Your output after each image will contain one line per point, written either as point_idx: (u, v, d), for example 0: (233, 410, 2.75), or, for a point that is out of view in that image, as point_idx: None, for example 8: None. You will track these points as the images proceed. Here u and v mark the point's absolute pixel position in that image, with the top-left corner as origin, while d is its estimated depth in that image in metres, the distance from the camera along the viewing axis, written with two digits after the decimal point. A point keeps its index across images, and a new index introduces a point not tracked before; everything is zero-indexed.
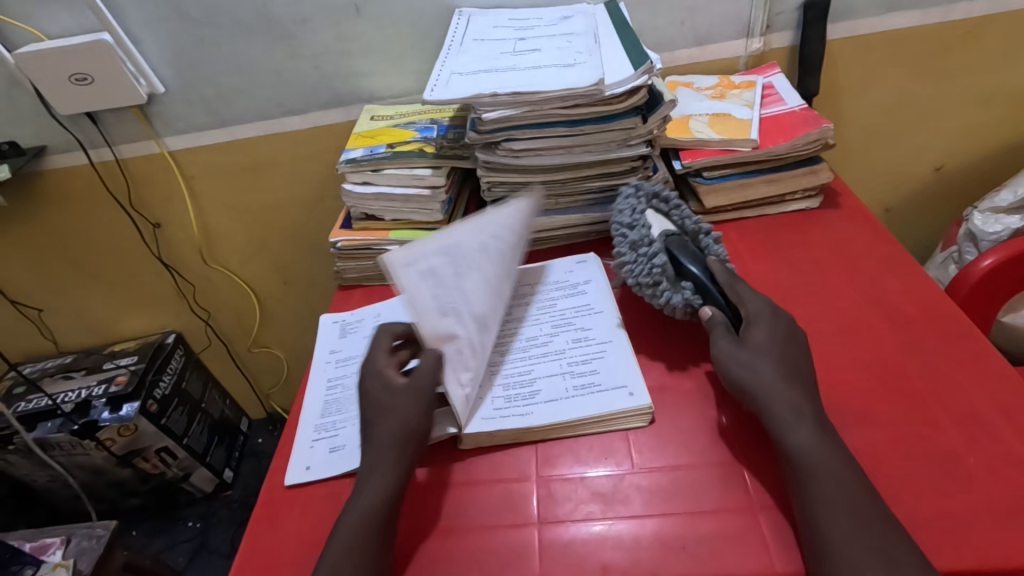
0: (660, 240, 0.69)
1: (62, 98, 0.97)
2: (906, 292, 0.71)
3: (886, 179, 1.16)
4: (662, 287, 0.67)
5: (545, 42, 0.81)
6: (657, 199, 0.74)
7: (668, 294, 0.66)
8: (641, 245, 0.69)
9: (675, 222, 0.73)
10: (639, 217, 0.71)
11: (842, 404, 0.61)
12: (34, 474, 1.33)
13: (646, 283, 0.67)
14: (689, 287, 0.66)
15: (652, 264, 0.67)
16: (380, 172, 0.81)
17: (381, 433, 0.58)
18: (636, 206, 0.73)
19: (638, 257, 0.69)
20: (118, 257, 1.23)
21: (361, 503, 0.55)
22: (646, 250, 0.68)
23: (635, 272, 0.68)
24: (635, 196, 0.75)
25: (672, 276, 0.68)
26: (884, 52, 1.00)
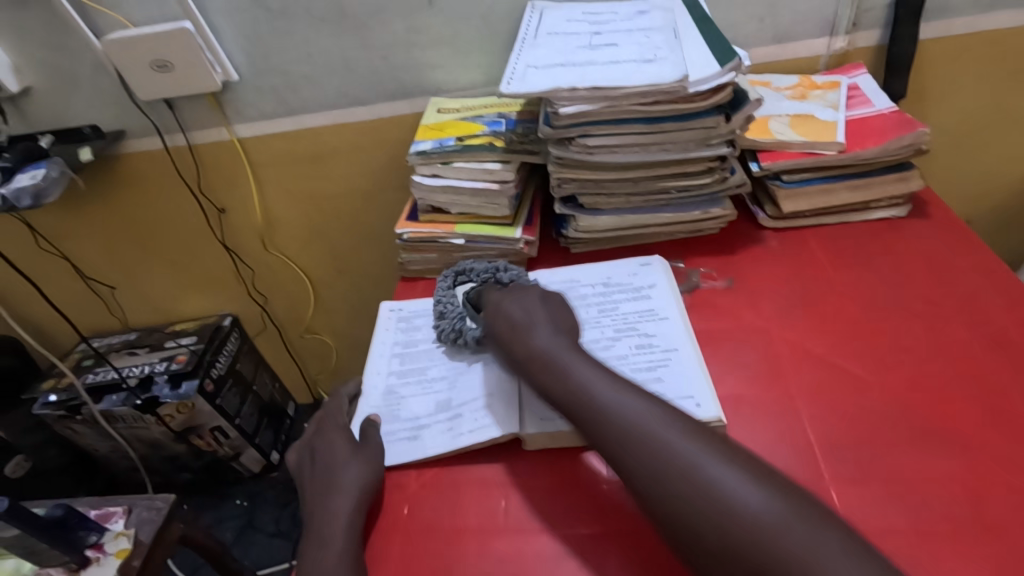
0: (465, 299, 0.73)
1: (142, 84, 1.00)
2: (1008, 309, 0.66)
3: (969, 190, 1.10)
4: (466, 327, 0.70)
5: (623, 37, 0.79)
6: (462, 272, 0.77)
7: (466, 329, 0.70)
8: (447, 311, 0.73)
9: (477, 277, 0.76)
10: (447, 292, 0.75)
11: (936, 426, 0.57)
12: (97, 444, 1.39)
13: (450, 334, 0.71)
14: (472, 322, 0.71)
15: (452, 314, 0.72)
16: (450, 165, 0.81)
17: (346, 476, 0.59)
18: (448, 283, 0.76)
19: (447, 319, 0.72)
20: (184, 240, 1.27)
21: (328, 540, 0.54)
22: (453, 311, 0.72)
23: (444, 333, 0.71)
24: (446, 278, 0.77)
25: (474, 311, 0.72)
26: (979, 54, 0.94)
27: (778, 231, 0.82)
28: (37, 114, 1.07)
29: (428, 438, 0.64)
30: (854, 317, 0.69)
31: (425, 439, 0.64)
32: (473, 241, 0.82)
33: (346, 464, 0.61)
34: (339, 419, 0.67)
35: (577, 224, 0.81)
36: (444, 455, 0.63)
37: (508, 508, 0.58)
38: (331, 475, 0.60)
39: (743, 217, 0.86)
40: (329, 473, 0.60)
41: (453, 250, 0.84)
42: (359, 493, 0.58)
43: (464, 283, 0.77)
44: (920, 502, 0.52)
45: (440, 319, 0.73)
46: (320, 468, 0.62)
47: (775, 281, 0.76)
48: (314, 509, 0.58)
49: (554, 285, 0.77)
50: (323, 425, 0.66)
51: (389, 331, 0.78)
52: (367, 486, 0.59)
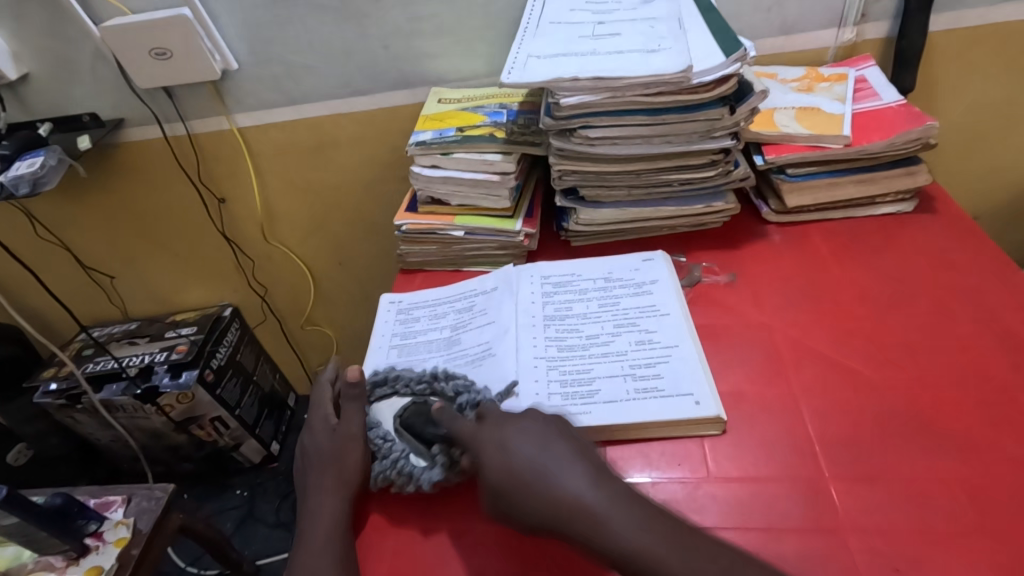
0: (396, 428, 0.62)
1: (141, 72, 0.99)
2: (1015, 307, 0.65)
3: (978, 184, 1.08)
4: (410, 468, 0.58)
5: (626, 26, 0.78)
6: (383, 380, 0.66)
7: (423, 475, 0.58)
8: (382, 447, 0.60)
9: (405, 391, 0.65)
10: (375, 428, 0.61)
11: (940, 425, 0.56)
12: (98, 433, 1.39)
13: (398, 479, 0.58)
14: (438, 454, 0.58)
15: (391, 454, 0.59)
16: (450, 155, 0.80)
17: (344, 462, 0.59)
18: (373, 406, 0.64)
19: (381, 458, 0.59)
20: (184, 229, 1.27)
21: (316, 526, 0.56)
22: (386, 448, 0.60)
23: (384, 477, 0.58)
24: (373, 389, 0.66)
25: (421, 445, 0.60)
26: (990, 46, 0.92)
27: (783, 225, 0.81)
28: (36, 103, 1.06)
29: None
30: (858, 313, 0.68)
31: None
32: (473, 233, 0.81)
33: (328, 445, 0.61)
34: (326, 407, 0.65)
35: (578, 217, 0.80)
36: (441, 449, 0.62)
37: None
38: (328, 461, 0.60)
39: (747, 211, 0.85)
40: (328, 457, 0.61)
41: (452, 242, 0.83)
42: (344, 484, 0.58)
43: (382, 397, 0.65)
44: (925, 502, 0.51)
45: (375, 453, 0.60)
46: (308, 452, 0.62)
47: (779, 276, 0.74)
48: (308, 490, 0.59)
49: (555, 278, 0.77)
50: (313, 415, 0.65)
51: (388, 323, 0.77)
52: (342, 469, 0.59)
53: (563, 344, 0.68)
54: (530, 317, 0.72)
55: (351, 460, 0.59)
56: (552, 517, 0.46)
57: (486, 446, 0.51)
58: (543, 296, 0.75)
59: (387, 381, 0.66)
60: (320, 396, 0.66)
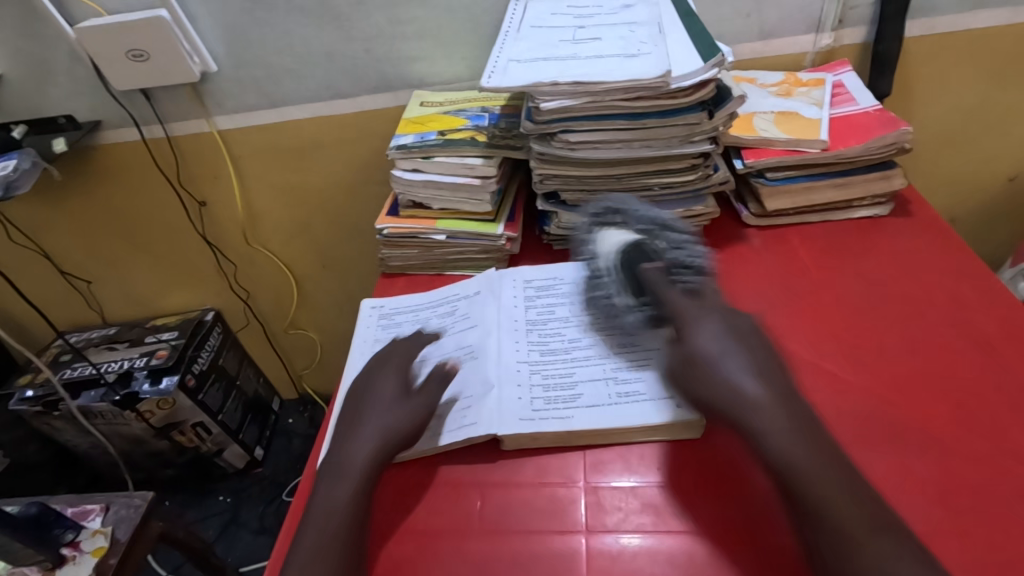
0: (613, 262, 0.67)
1: (118, 74, 0.98)
2: (987, 310, 0.66)
3: (954, 187, 1.09)
4: (616, 303, 0.65)
5: (607, 31, 0.78)
6: (614, 212, 0.72)
7: (627, 315, 0.64)
8: (601, 278, 0.68)
9: (635, 229, 0.70)
10: (592, 248, 0.70)
11: (912, 428, 0.57)
12: (77, 440, 1.37)
13: (609, 312, 0.67)
14: (643, 308, 0.63)
15: (602, 286, 0.66)
16: (430, 159, 0.80)
17: (354, 457, 0.55)
18: (589, 235, 0.72)
19: (603, 286, 0.68)
20: (164, 232, 1.25)
21: (327, 526, 0.51)
22: (602, 279, 0.68)
23: (600, 307, 0.68)
24: (586, 224, 0.73)
25: (635, 291, 0.65)
26: (964, 51, 0.94)
27: (762, 229, 0.82)
28: (12, 104, 1.04)
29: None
30: (834, 316, 0.69)
31: None
32: (454, 237, 0.81)
33: (371, 414, 0.59)
34: (401, 360, 0.64)
35: (559, 220, 0.80)
36: (424, 452, 0.61)
37: (478, 508, 0.57)
38: (344, 455, 0.56)
39: (727, 214, 0.86)
40: (344, 450, 0.56)
41: (434, 246, 0.83)
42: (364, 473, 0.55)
43: (614, 228, 0.71)
44: (898, 505, 0.52)
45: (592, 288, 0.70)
46: (368, 404, 0.60)
47: (757, 279, 0.75)
48: (320, 487, 0.54)
49: (538, 282, 0.77)
50: (352, 400, 0.61)
51: (369, 328, 0.77)
52: (384, 439, 0.57)
53: (545, 348, 0.68)
54: (512, 321, 0.72)
55: (402, 428, 0.58)
56: (723, 399, 0.51)
57: (693, 322, 0.55)
58: (525, 299, 0.74)
59: (617, 215, 0.72)
60: (398, 350, 0.66)
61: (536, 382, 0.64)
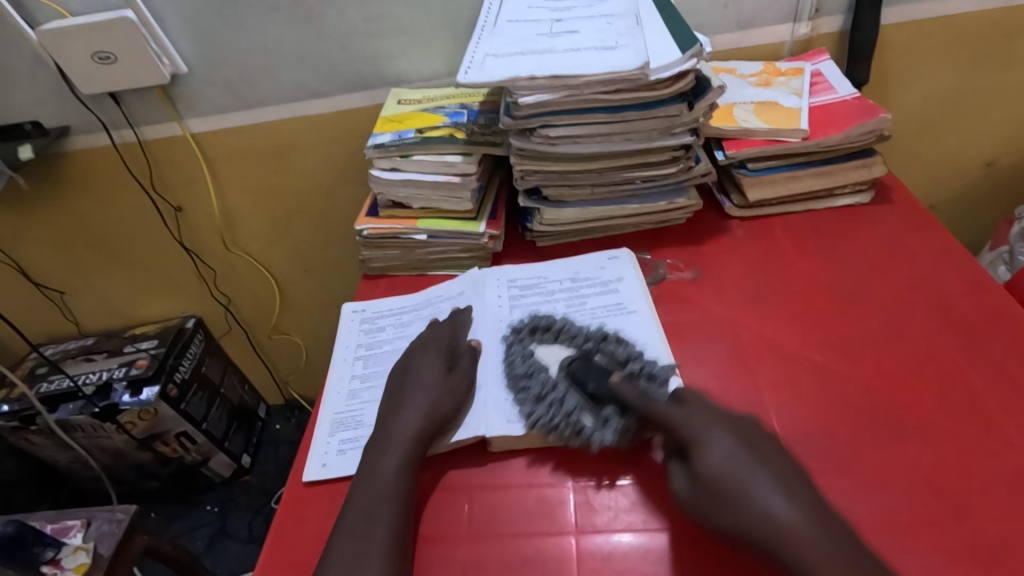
0: (562, 376, 0.61)
1: (85, 77, 0.95)
2: (971, 296, 0.67)
3: (934, 174, 1.10)
4: (583, 424, 0.57)
5: (584, 23, 0.77)
6: (537, 329, 0.66)
7: (597, 435, 0.56)
8: (545, 393, 0.59)
9: (568, 345, 0.65)
10: (532, 362, 0.63)
11: (899, 416, 0.57)
12: (56, 455, 1.34)
13: (567, 433, 0.57)
14: (611, 413, 0.56)
15: (557, 404, 0.58)
16: (409, 158, 0.78)
17: (383, 461, 0.55)
18: (524, 351, 0.64)
19: (549, 405, 0.58)
20: (140, 240, 1.22)
21: (369, 529, 0.50)
22: (551, 397, 0.58)
23: (554, 429, 0.57)
24: (516, 338, 0.66)
25: (590, 405, 0.58)
26: (941, 38, 0.94)
27: (745, 220, 0.82)
28: None
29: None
30: (819, 305, 0.69)
31: None
32: (435, 236, 0.80)
33: (408, 405, 0.59)
34: (442, 340, 0.66)
35: (542, 217, 0.79)
36: (437, 453, 0.60)
37: (468, 512, 0.56)
38: (376, 459, 0.55)
39: (710, 206, 0.85)
40: (376, 455, 0.56)
41: (416, 246, 0.81)
42: (396, 477, 0.54)
43: (541, 343, 0.65)
44: (885, 491, 0.52)
45: (534, 405, 0.59)
46: (411, 381, 0.62)
47: (742, 271, 0.75)
48: (355, 494, 0.53)
49: (522, 280, 0.75)
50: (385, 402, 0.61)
51: (351, 333, 0.76)
52: (425, 421, 0.58)
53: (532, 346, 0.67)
54: (497, 319, 0.71)
55: (439, 408, 0.59)
56: (670, 416, 0.52)
57: (702, 438, 0.49)
58: (510, 298, 0.73)
59: (549, 329, 0.66)
60: (442, 334, 0.67)
61: (525, 381, 0.63)
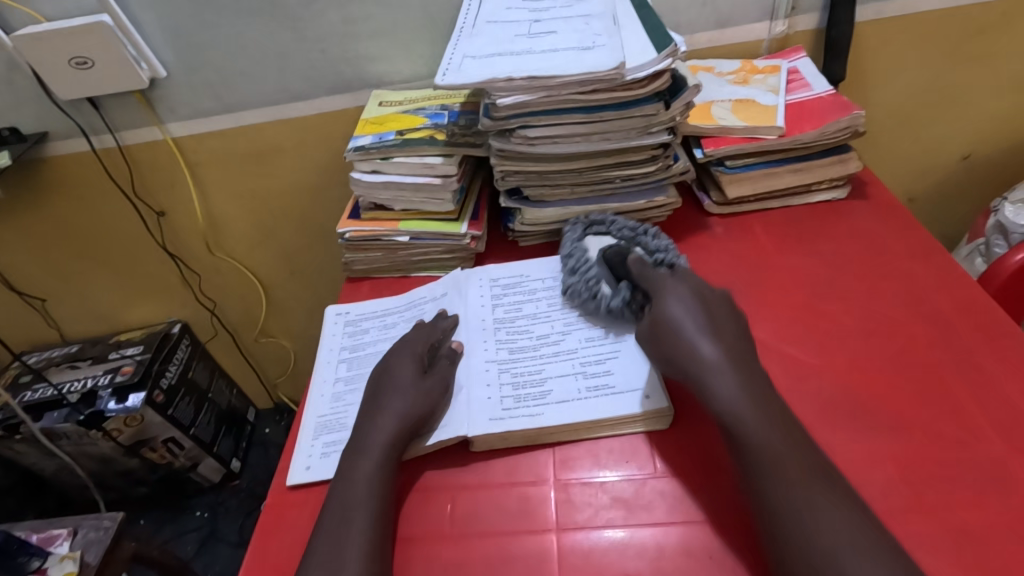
0: (598, 258, 0.71)
1: (63, 83, 0.94)
2: (943, 289, 0.68)
3: (911, 168, 1.12)
4: (599, 292, 0.67)
5: (562, 24, 0.77)
6: (595, 224, 0.76)
7: (607, 299, 0.66)
8: (579, 267, 0.70)
9: (614, 237, 0.75)
10: (577, 245, 0.73)
11: (873, 408, 0.58)
12: (42, 464, 1.33)
13: (585, 295, 0.68)
14: (626, 285, 0.66)
15: (587, 274, 0.69)
16: (390, 160, 0.78)
17: (359, 466, 0.55)
18: (574, 236, 0.75)
19: (579, 275, 0.69)
20: (122, 245, 1.21)
21: (345, 537, 0.50)
22: (584, 270, 0.69)
23: (576, 291, 0.69)
24: (573, 228, 0.76)
25: (612, 279, 0.68)
26: (915, 34, 0.96)
27: (724, 217, 0.83)
28: None
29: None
30: (796, 300, 0.70)
31: None
32: (418, 238, 0.80)
33: (383, 409, 0.59)
34: (417, 343, 0.66)
35: (523, 217, 0.79)
36: (413, 456, 0.60)
37: (447, 512, 0.56)
38: (351, 466, 0.55)
39: (690, 203, 0.86)
40: (349, 462, 0.56)
41: (398, 248, 0.81)
42: (373, 481, 0.54)
43: (595, 234, 0.75)
44: (860, 484, 0.53)
45: (570, 276, 0.70)
46: (386, 385, 0.61)
47: (721, 267, 0.76)
48: (330, 503, 0.53)
49: (504, 280, 0.76)
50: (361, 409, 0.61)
51: (335, 336, 0.76)
52: (403, 424, 0.58)
53: (515, 346, 0.67)
54: (480, 320, 0.71)
55: (415, 412, 0.59)
56: (687, 365, 0.54)
57: (665, 290, 0.59)
58: (492, 299, 0.73)
59: (602, 225, 0.75)
60: (419, 337, 0.67)
61: (504, 380, 0.64)
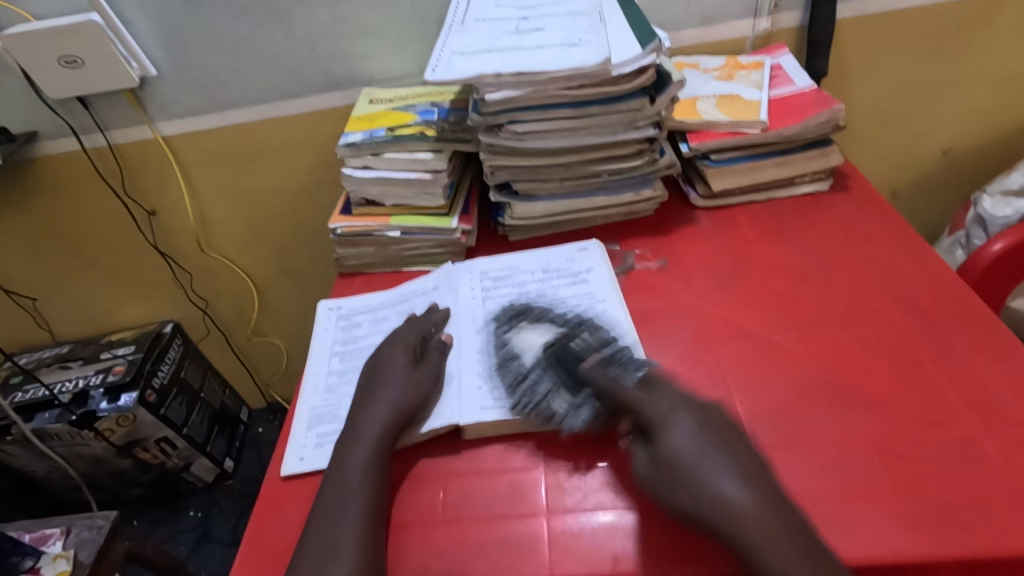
0: (539, 362, 0.62)
1: (52, 82, 0.95)
2: (922, 277, 0.70)
3: (893, 162, 1.14)
4: (554, 409, 0.58)
5: (549, 21, 0.79)
6: (521, 315, 0.69)
7: (571, 418, 0.58)
8: (521, 380, 0.61)
9: (556, 328, 0.66)
10: (510, 348, 0.65)
11: (854, 392, 0.60)
12: (33, 465, 1.32)
13: (542, 417, 0.59)
14: (585, 403, 0.58)
15: (536, 393, 0.59)
16: (380, 156, 0.79)
17: (351, 455, 0.56)
18: (502, 338, 0.67)
19: (524, 390, 0.60)
20: (113, 245, 1.21)
21: (340, 523, 0.51)
22: (529, 383, 0.60)
23: (523, 405, 0.59)
24: (499, 326, 0.69)
25: (567, 391, 0.59)
26: (895, 31, 0.98)
27: (710, 210, 0.84)
28: None
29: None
30: (780, 289, 0.71)
31: None
32: (409, 233, 0.81)
33: (376, 399, 0.60)
34: (409, 336, 0.67)
35: (513, 211, 0.81)
36: (408, 444, 0.61)
37: (440, 498, 0.57)
38: (345, 455, 0.56)
39: (676, 197, 0.88)
40: (343, 452, 0.57)
41: (390, 243, 0.82)
42: (367, 469, 0.55)
43: (527, 327, 0.67)
44: (841, 463, 0.54)
45: (515, 388, 0.61)
46: (378, 377, 0.63)
47: (707, 258, 0.77)
48: (325, 492, 0.54)
49: (494, 272, 0.77)
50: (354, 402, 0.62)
51: (328, 330, 0.76)
52: (394, 412, 0.59)
53: (506, 337, 0.68)
54: (471, 312, 0.72)
55: (407, 402, 0.60)
56: (702, 506, 0.47)
57: (664, 421, 0.52)
58: (483, 291, 0.75)
59: (523, 315, 0.69)
60: (411, 329, 0.68)
61: (495, 370, 0.65)
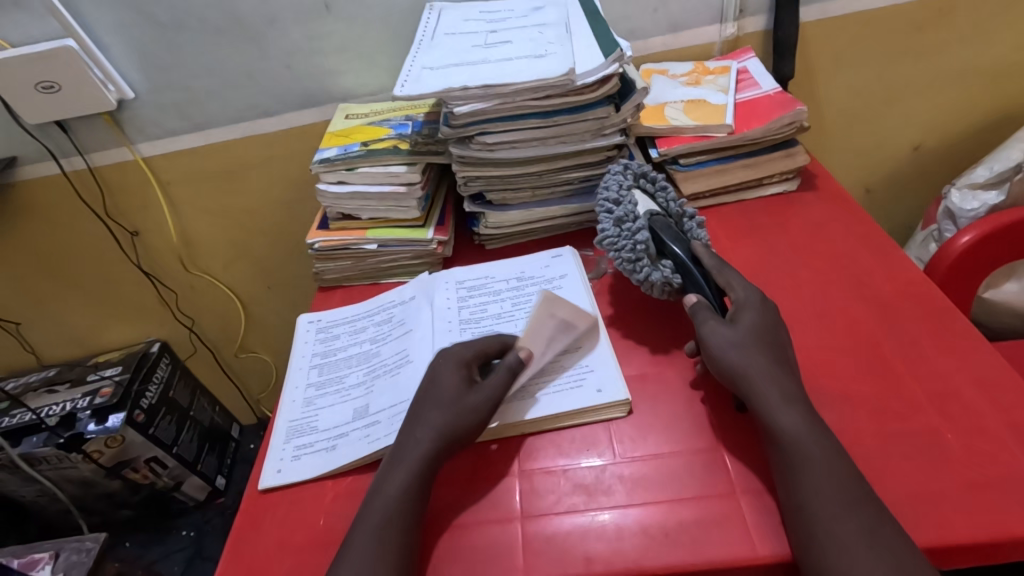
0: (644, 217, 0.69)
1: (30, 107, 0.95)
2: (886, 273, 0.71)
3: (865, 159, 1.16)
4: (644, 265, 0.67)
5: (517, 34, 0.80)
6: (644, 178, 0.74)
7: (648, 270, 0.67)
8: (626, 220, 0.69)
9: (659, 204, 0.73)
10: (626, 195, 0.71)
11: (820, 388, 0.61)
12: (22, 490, 1.32)
13: (629, 256, 0.68)
14: (669, 265, 0.66)
15: (633, 236, 0.68)
16: (354, 170, 0.80)
17: (388, 479, 0.55)
18: (623, 183, 0.73)
19: (626, 230, 0.69)
20: (97, 267, 1.22)
21: (364, 547, 0.51)
22: (630, 226, 0.68)
23: (612, 242, 0.69)
24: (623, 173, 0.74)
25: (653, 253, 0.68)
26: (860, 32, 1.00)
27: None
28: None
29: (344, 447, 0.63)
30: None
31: (340, 450, 0.63)
32: (385, 245, 0.82)
33: (424, 421, 0.58)
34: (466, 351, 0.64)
35: (487, 220, 0.82)
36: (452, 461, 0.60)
37: (441, 499, 0.58)
38: (384, 476, 0.56)
39: None
40: (382, 473, 0.56)
41: (367, 256, 0.83)
42: (401, 497, 0.54)
43: (641, 189, 0.73)
44: None
45: (618, 225, 0.69)
46: (431, 396, 0.60)
47: None
48: (353, 522, 0.54)
49: (470, 282, 0.78)
50: (414, 412, 0.60)
51: (307, 343, 0.77)
52: (441, 439, 0.57)
53: None
54: (446, 321, 0.73)
55: (457, 429, 0.57)
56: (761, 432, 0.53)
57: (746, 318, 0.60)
58: (458, 301, 0.75)
59: (651, 183, 0.74)
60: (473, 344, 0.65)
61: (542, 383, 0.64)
